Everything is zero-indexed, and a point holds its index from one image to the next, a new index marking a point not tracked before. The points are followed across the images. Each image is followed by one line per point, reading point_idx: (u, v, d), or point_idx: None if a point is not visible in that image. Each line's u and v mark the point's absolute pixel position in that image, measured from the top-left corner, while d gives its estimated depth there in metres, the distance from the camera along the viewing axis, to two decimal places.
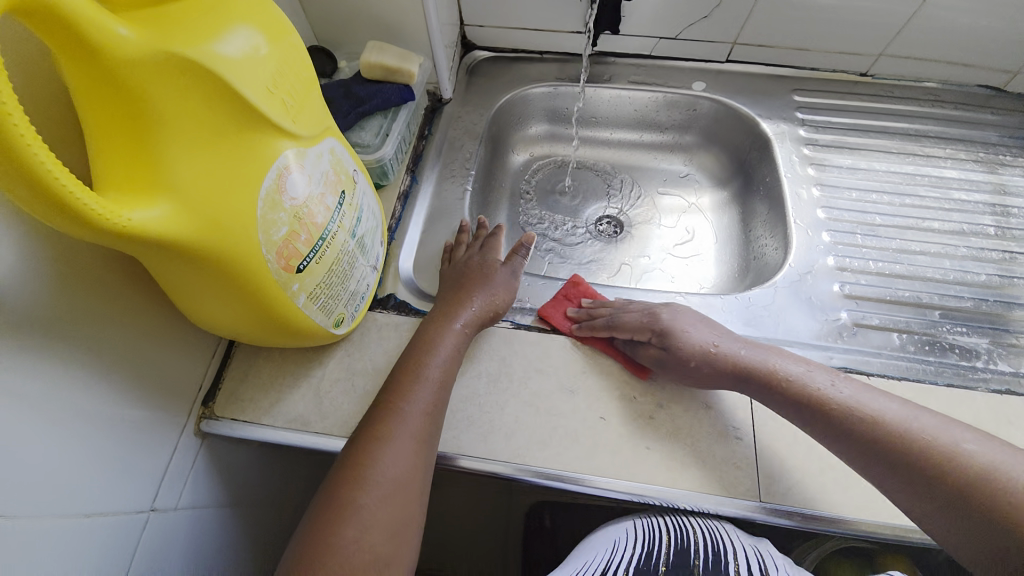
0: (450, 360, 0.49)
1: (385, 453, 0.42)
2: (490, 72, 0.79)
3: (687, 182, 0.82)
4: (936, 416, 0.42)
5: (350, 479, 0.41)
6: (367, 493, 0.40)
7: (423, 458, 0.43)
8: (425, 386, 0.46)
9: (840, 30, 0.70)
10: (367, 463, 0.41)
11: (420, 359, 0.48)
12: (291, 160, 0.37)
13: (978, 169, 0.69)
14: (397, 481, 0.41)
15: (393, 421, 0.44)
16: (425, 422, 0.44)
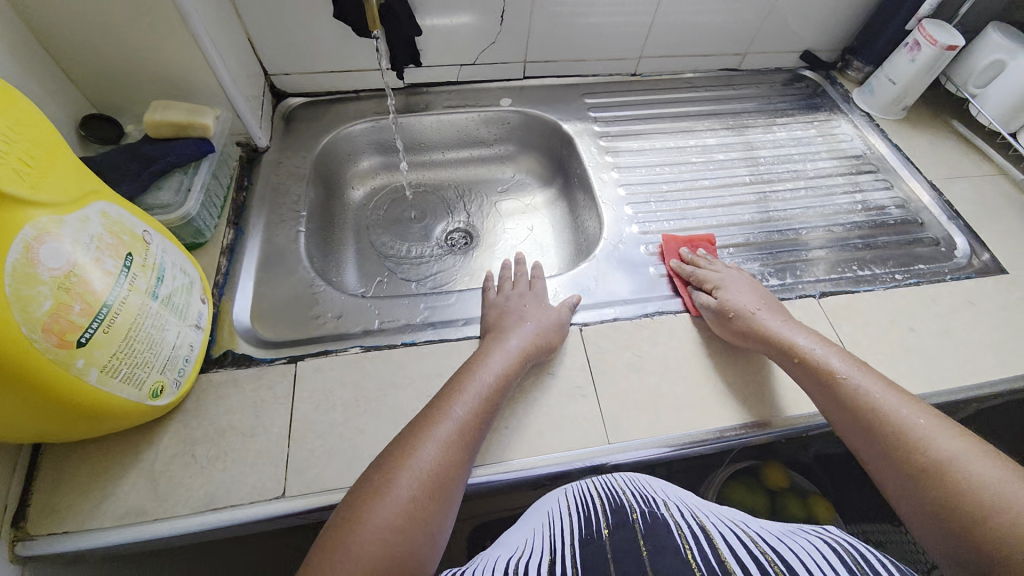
0: (503, 376, 0.51)
1: (428, 451, 0.44)
2: (308, 116, 0.81)
3: (521, 187, 0.91)
4: (960, 438, 0.44)
5: (393, 460, 0.44)
6: (402, 477, 0.43)
7: (447, 468, 0.44)
8: (473, 394, 0.49)
9: (603, 41, 0.84)
10: (410, 449, 0.45)
11: (470, 372, 0.51)
12: (42, 229, 0.35)
13: (730, 133, 0.85)
14: (432, 469, 0.44)
15: (441, 417, 0.47)
16: (467, 426, 0.47)
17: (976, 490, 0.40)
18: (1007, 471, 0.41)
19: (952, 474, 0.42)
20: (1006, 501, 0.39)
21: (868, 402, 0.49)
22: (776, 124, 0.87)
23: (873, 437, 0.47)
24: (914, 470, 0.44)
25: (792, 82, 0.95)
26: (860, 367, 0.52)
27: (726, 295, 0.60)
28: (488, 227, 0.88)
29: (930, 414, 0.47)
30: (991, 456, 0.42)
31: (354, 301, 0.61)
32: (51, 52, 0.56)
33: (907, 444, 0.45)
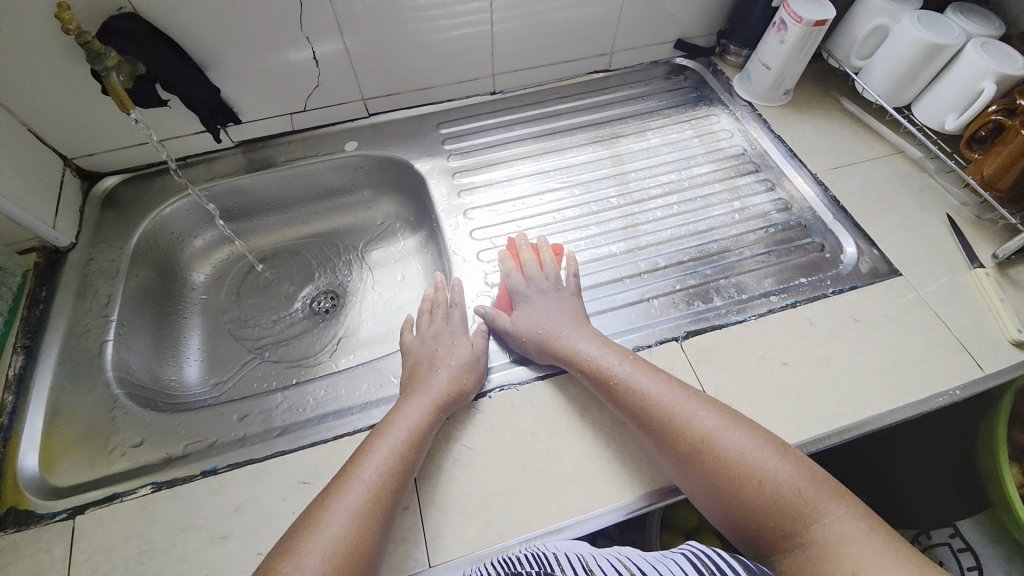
0: (418, 428, 0.48)
1: (373, 464, 0.45)
2: (129, 196, 0.73)
3: (390, 233, 0.83)
4: (713, 412, 0.47)
5: (309, 523, 0.41)
6: (317, 542, 0.40)
7: (393, 483, 0.44)
8: (389, 442, 0.46)
9: (445, 65, 0.76)
10: (324, 512, 0.42)
11: (422, 380, 0.52)
12: None
13: (598, 148, 0.78)
14: (349, 535, 0.40)
15: (353, 478, 0.44)
16: (384, 486, 0.44)
17: (738, 472, 0.43)
18: (760, 442, 0.45)
19: (712, 454, 0.45)
20: (760, 476, 0.43)
21: (643, 398, 0.49)
22: (648, 129, 0.80)
23: (648, 437, 0.48)
24: (691, 460, 0.45)
25: (671, 75, 0.87)
26: (629, 358, 0.52)
27: (512, 330, 0.56)
28: (356, 282, 0.80)
29: (688, 395, 0.48)
30: (740, 426, 0.46)
31: (159, 419, 0.55)
32: None
33: (706, 445, 0.45)
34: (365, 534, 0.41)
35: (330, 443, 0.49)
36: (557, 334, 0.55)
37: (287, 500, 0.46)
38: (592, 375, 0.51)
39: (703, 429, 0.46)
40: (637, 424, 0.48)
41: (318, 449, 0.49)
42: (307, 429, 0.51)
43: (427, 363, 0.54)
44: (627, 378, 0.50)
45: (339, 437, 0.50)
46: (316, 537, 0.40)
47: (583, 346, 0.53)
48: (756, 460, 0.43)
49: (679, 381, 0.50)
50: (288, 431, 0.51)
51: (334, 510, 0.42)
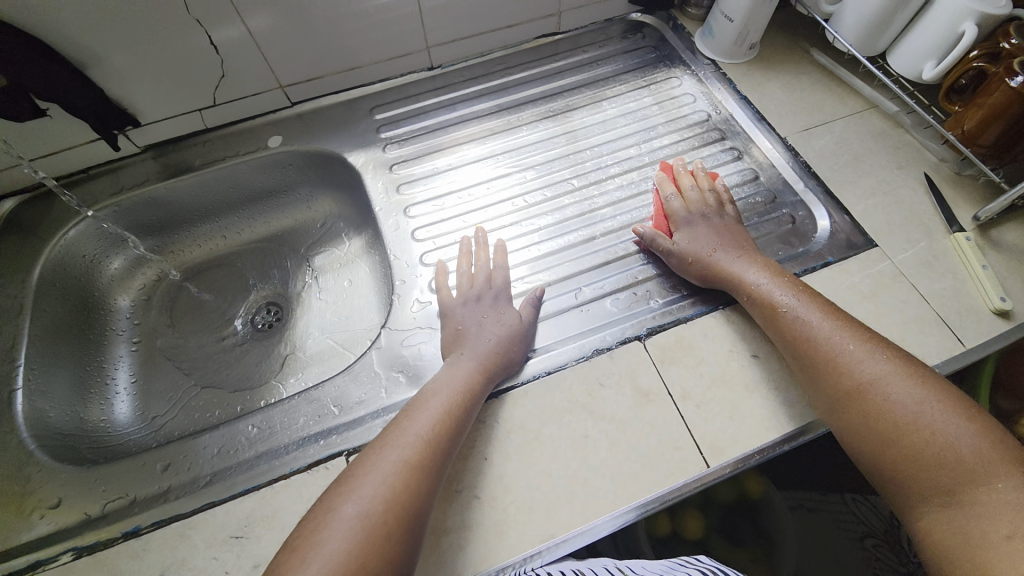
0: (447, 408, 0.45)
1: (396, 447, 0.42)
2: (27, 218, 0.64)
3: (333, 234, 0.76)
4: (886, 360, 0.43)
5: (330, 506, 0.39)
6: (340, 522, 0.38)
7: (418, 467, 0.41)
8: (421, 421, 0.44)
9: (371, 41, 0.67)
10: (342, 498, 0.39)
11: (452, 362, 0.50)
12: None
13: (549, 124, 0.70)
14: (366, 520, 0.38)
15: (377, 460, 0.42)
16: (410, 468, 0.41)
17: (904, 421, 0.40)
18: (927, 396, 0.41)
19: (873, 398, 0.42)
20: (925, 428, 0.40)
21: (811, 335, 0.46)
22: (604, 98, 0.72)
23: (810, 376, 0.46)
24: (845, 403, 0.43)
25: (628, 34, 0.79)
26: (803, 292, 0.49)
27: (676, 249, 0.56)
28: (299, 290, 0.74)
29: (885, 350, 0.44)
30: (906, 376, 0.42)
31: (75, 473, 0.49)
32: None
33: (863, 391, 0.43)
34: (386, 520, 0.38)
35: (263, 490, 0.45)
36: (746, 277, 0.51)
37: (217, 560, 0.42)
38: (756, 301, 0.50)
39: (869, 377, 0.43)
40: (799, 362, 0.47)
41: (249, 498, 0.44)
42: (238, 475, 0.46)
43: (463, 338, 0.52)
44: (789, 297, 0.49)
45: (274, 481, 0.45)
46: (332, 522, 0.38)
47: (782, 292, 0.49)
48: (932, 418, 0.40)
49: (860, 327, 0.46)
50: (217, 479, 0.47)
51: (355, 492, 0.39)
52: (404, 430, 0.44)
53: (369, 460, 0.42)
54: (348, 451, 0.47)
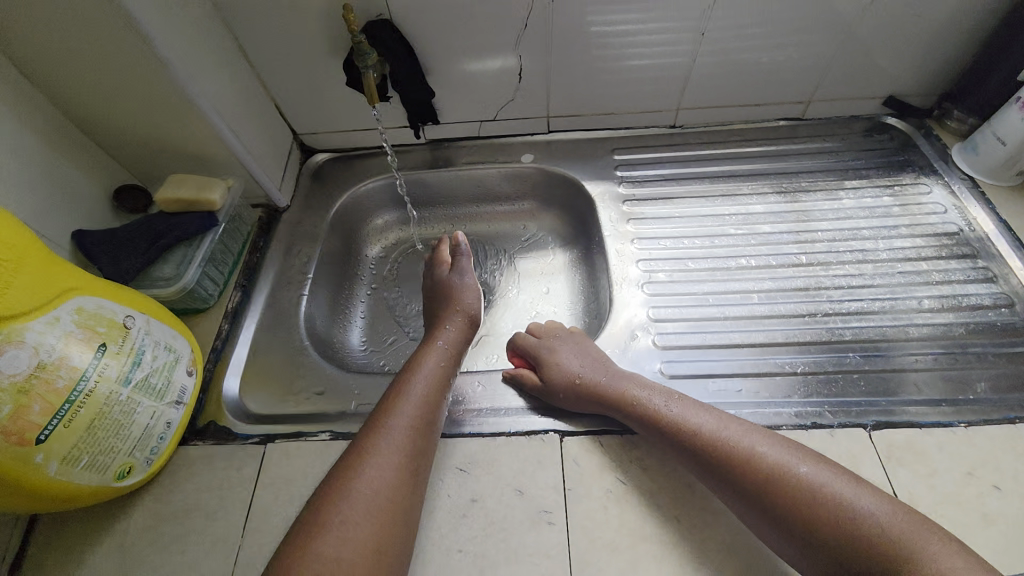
0: (423, 411, 0.51)
1: (380, 440, 0.47)
2: (334, 173, 0.83)
3: (543, 245, 0.85)
4: (772, 442, 0.46)
5: (338, 485, 0.44)
6: (349, 500, 0.43)
7: (403, 472, 0.46)
8: (396, 421, 0.49)
9: (636, 94, 0.77)
10: (348, 483, 0.44)
11: (403, 382, 0.54)
12: (6, 339, 0.37)
13: (779, 199, 0.73)
14: (377, 506, 0.43)
15: (354, 461, 0.46)
16: (386, 463, 0.46)
17: (815, 503, 0.42)
18: (819, 467, 0.44)
19: (786, 484, 0.43)
20: (838, 501, 0.41)
21: (699, 431, 0.48)
22: (842, 188, 0.74)
23: (717, 470, 0.46)
24: (761, 495, 0.43)
25: (872, 132, 0.81)
26: (674, 396, 0.51)
27: (557, 343, 0.61)
28: (502, 285, 0.83)
29: (767, 436, 0.47)
30: (798, 455, 0.45)
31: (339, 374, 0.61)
32: (90, 133, 0.61)
33: (773, 489, 0.43)
34: (389, 503, 0.44)
35: (486, 439, 0.53)
36: (623, 381, 0.54)
37: (444, 482, 0.51)
38: (638, 409, 0.51)
39: (773, 459, 0.45)
40: (700, 457, 0.47)
41: (474, 440, 0.53)
42: (465, 419, 0.56)
43: (410, 368, 0.56)
44: (664, 402, 0.51)
45: (496, 435, 0.54)
46: (342, 506, 0.42)
47: (638, 385, 0.53)
48: (841, 494, 0.42)
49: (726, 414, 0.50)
50: (449, 416, 0.56)
51: (358, 480, 0.44)
52: (374, 435, 0.48)
53: (353, 454, 0.46)
54: (562, 433, 0.53)
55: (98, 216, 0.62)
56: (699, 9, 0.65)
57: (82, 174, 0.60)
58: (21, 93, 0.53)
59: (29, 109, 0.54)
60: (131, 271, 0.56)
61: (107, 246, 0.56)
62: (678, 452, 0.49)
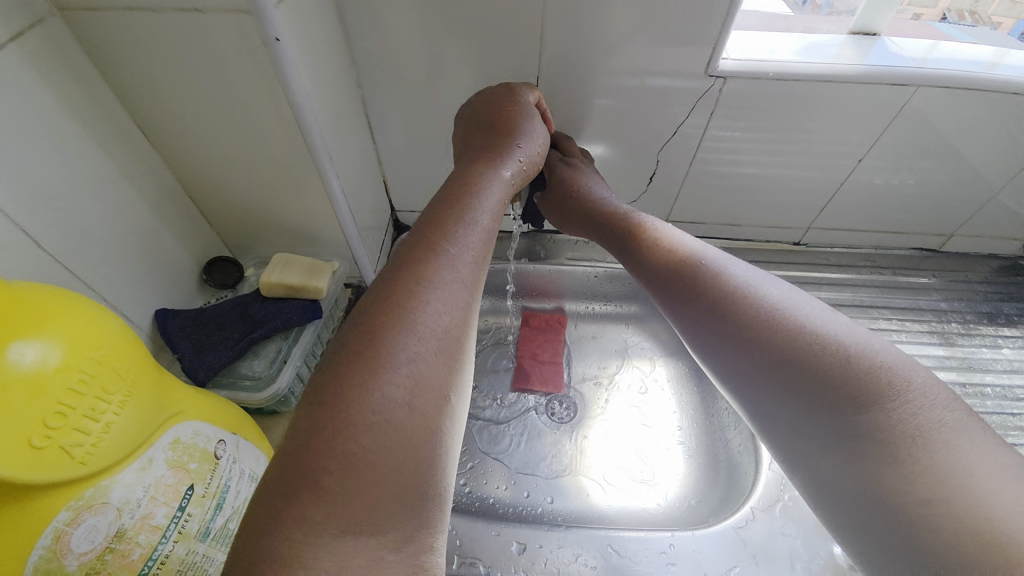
0: (483, 250, 0.34)
1: (432, 289, 0.30)
2: None
3: (643, 353, 0.77)
4: (787, 286, 0.39)
5: (371, 335, 0.27)
6: (396, 376, 0.26)
7: (460, 336, 0.29)
8: (463, 248, 0.33)
9: (766, 209, 0.73)
10: (385, 345, 0.27)
11: (460, 210, 0.36)
12: (86, 503, 0.27)
13: (936, 344, 0.67)
14: (439, 350, 0.28)
15: (397, 302, 0.29)
16: (432, 319, 0.29)
17: (790, 322, 0.35)
18: (836, 317, 0.35)
19: (777, 314, 0.36)
20: (845, 351, 0.32)
21: (694, 261, 0.43)
22: (1001, 336, 0.69)
23: (698, 295, 0.40)
24: (747, 333, 0.36)
25: (1010, 273, 0.76)
26: (682, 236, 0.47)
27: (591, 189, 0.57)
28: (594, 394, 0.73)
29: (776, 279, 0.40)
30: (804, 297, 0.37)
31: None
32: (198, 205, 0.55)
33: (761, 319, 0.36)
34: (443, 341, 0.28)
35: None
36: (663, 234, 0.48)
37: None
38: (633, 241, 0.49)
39: (778, 295, 0.37)
40: (682, 278, 0.42)
41: None
42: None
43: (465, 192, 0.38)
44: (695, 250, 0.44)
45: None
46: (390, 347, 0.27)
47: (673, 233, 0.47)
48: (829, 322, 0.34)
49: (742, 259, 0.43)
50: None
51: (410, 317, 0.28)
52: (426, 273, 0.30)
53: (390, 288, 0.29)
54: None
55: (181, 290, 0.54)
56: (859, 137, 0.62)
57: (174, 243, 0.52)
58: (140, 153, 0.47)
59: (143, 171, 0.48)
60: (215, 366, 0.47)
61: (193, 332, 0.48)
62: (654, 276, 0.45)
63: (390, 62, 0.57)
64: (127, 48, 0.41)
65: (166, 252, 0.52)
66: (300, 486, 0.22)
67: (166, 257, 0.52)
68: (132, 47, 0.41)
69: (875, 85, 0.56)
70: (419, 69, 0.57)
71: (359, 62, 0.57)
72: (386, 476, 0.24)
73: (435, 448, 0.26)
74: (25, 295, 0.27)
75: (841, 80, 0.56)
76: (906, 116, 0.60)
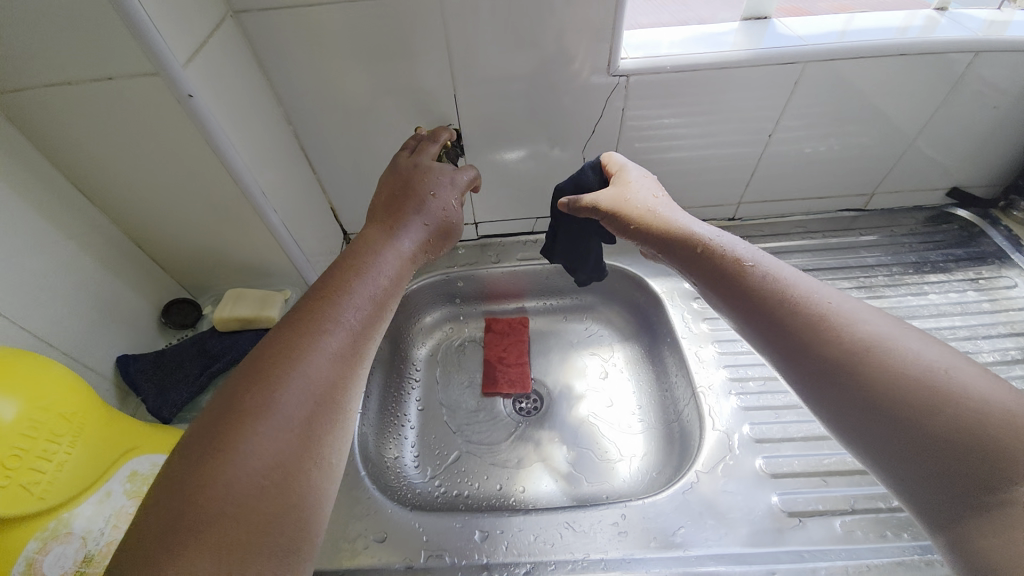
0: (361, 326, 0.38)
1: (308, 362, 0.34)
2: None
3: (601, 341, 0.80)
4: (892, 323, 0.36)
5: (242, 402, 0.31)
6: (256, 443, 0.29)
7: (327, 404, 0.33)
8: (346, 318, 0.37)
9: (697, 191, 0.77)
10: (257, 415, 0.30)
11: (344, 285, 0.39)
12: (51, 535, 0.31)
13: (865, 298, 0.72)
14: (306, 416, 0.32)
15: (280, 373, 0.32)
16: (309, 393, 0.33)
17: (923, 383, 0.32)
18: (958, 360, 0.33)
19: (891, 360, 0.34)
20: (976, 408, 0.30)
21: (788, 297, 0.40)
22: (926, 283, 0.73)
23: (795, 333, 0.38)
24: (855, 378, 0.34)
25: (935, 222, 0.80)
26: (773, 259, 0.44)
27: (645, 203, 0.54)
28: (556, 386, 0.76)
29: (881, 316, 0.37)
30: (917, 337, 0.35)
31: (401, 514, 0.54)
32: (148, 253, 0.58)
33: (872, 366, 0.34)
34: (329, 397, 0.33)
35: None
36: (746, 258, 0.44)
37: None
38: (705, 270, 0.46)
39: (886, 338, 0.35)
40: (785, 321, 0.39)
41: None
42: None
43: (351, 266, 0.41)
44: (785, 280, 0.41)
45: None
46: (261, 418, 0.30)
47: (754, 257, 0.44)
48: (965, 381, 0.31)
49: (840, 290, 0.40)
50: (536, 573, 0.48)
51: (290, 383, 0.32)
52: (300, 351, 0.34)
53: (269, 363, 0.33)
54: None
55: (141, 334, 0.57)
56: (767, 112, 0.66)
57: (128, 292, 0.56)
58: (82, 212, 0.50)
59: (87, 228, 0.51)
60: (178, 403, 0.50)
61: (154, 373, 0.51)
62: (745, 315, 0.42)
63: (314, 97, 0.60)
64: (54, 120, 0.44)
65: (121, 300, 0.55)
66: (187, 524, 0.26)
67: (122, 305, 0.55)
68: (59, 119, 0.44)
69: (769, 65, 0.61)
70: (343, 100, 0.61)
71: (284, 101, 0.60)
72: (260, 519, 0.28)
73: (301, 508, 0.30)
74: None
75: (734, 65, 0.60)
76: (805, 90, 0.64)
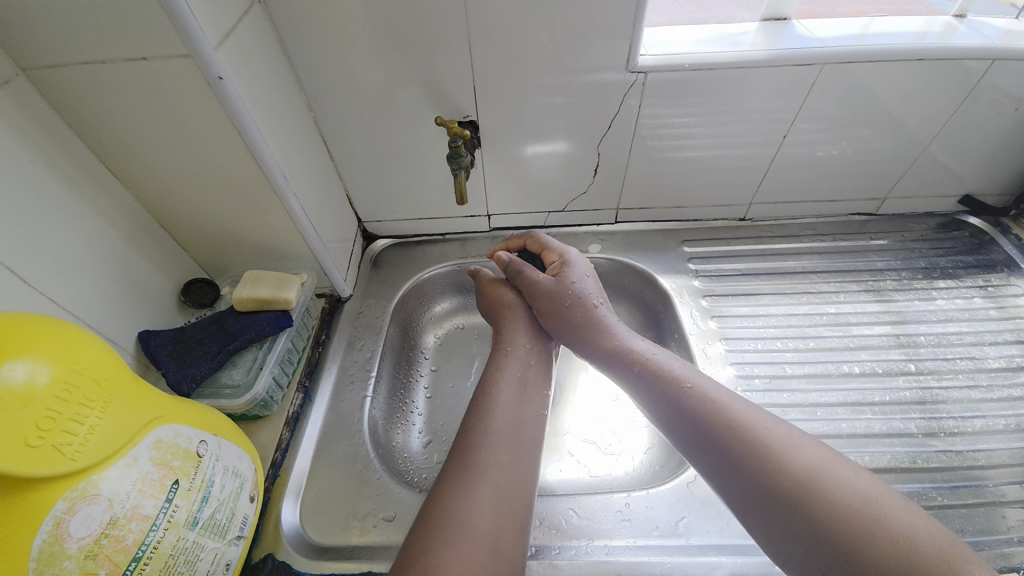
0: (512, 438, 0.49)
1: (482, 463, 0.47)
2: (395, 259, 0.81)
3: None
4: (806, 442, 0.45)
5: (444, 495, 0.45)
6: (459, 526, 0.42)
7: (500, 498, 0.45)
8: (499, 434, 0.49)
9: (709, 190, 0.77)
10: (457, 501, 0.44)
11: (490, 408, 0.51)
12: (80, 495, 0.32)
13: (872, 301, 0.73)
14: (490, 503, 0.44)
15: (465, 475, 0.46)
16: (493, 490, 0.45)
17: (846, 503, 0.40)
18: (855, 477, 0.42)
19: (808, 476, 0.42)
20: (874, 521, 0.39)
21: (729, 415, 0.47)
22: (935, 288, 0.74)
23: (730, 448, 0.45)
24: (778, 491, 0.42)
25: (946, 229, 0.81)
26: (704, 376, 0.53)
27: (591, 303, 0.61)
28: (563, 377, 0.77)
29: (797, 435, 0.46)
30: (825, 456, 0.44)
31: (409, 495, 0.56)
32: (170, 233, 0.59)
33: (795, 483, 0.42)
34: (510, 481, 0.46)
35: None
36: (685, 376, 0.52)
37: None
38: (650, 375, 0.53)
39: (799, 456, 0.44)
40: (725, 443, 0.46)
41: None
42: (562, 559, 0.49)
43: (489, 390, 0.53)
44: (718, 397, 0.49)
45: None
46: (455, 511, 0.43)
47: (693, 375, 0.52)
48: (875, 497, 0.40)
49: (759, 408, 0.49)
50: (540, 555, 0.50)
51: (473, 483, 0.45)
52: (475, 457, 0.47)
53: (452, 471, 0.47)
54: None
55: (162, 312, 0.58)
56: (783, 114, 0.67)
57: (150, 270, 0.57)
58: (110, 192, 0.52)
59: (114, 207, 0.52)
60: (197, 378, 0.51)
61: (174, 348, 0.53)
62: (699, 440, 0.48)
63: (336, 85, 0.61)
64: (88, 99, 0.45)
65: (143, 278, 0.56)
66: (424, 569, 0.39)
67: (143, 283, 0.56)
68: (92, 99, 0.45)
69: (786, 67, 0.61)
70: (363, 89, 0.62)
71: (307, 89, 0.61)
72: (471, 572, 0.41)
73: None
74: (11, 321, 0.31)
75: (752, 64, 0.61)
76: (821, 94, 0.64)
